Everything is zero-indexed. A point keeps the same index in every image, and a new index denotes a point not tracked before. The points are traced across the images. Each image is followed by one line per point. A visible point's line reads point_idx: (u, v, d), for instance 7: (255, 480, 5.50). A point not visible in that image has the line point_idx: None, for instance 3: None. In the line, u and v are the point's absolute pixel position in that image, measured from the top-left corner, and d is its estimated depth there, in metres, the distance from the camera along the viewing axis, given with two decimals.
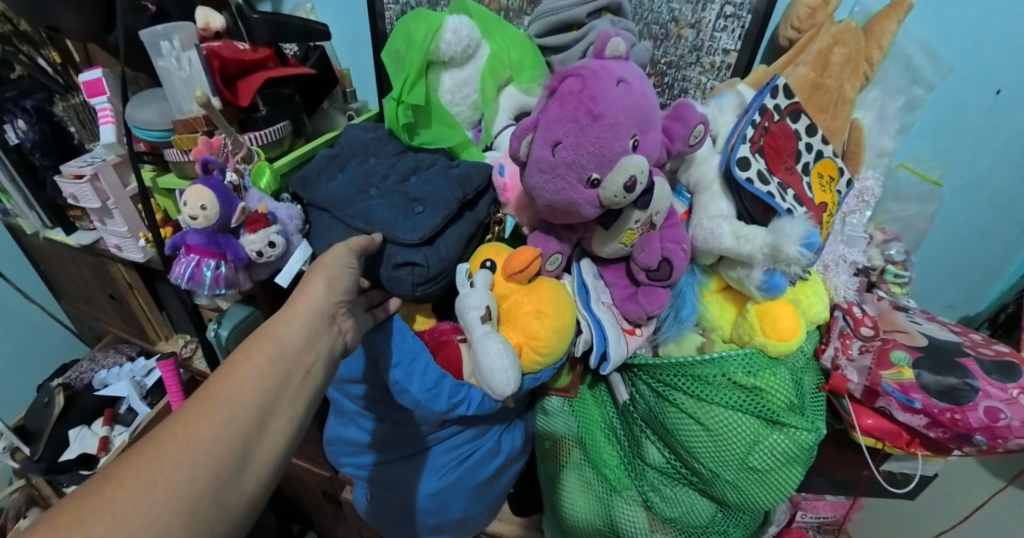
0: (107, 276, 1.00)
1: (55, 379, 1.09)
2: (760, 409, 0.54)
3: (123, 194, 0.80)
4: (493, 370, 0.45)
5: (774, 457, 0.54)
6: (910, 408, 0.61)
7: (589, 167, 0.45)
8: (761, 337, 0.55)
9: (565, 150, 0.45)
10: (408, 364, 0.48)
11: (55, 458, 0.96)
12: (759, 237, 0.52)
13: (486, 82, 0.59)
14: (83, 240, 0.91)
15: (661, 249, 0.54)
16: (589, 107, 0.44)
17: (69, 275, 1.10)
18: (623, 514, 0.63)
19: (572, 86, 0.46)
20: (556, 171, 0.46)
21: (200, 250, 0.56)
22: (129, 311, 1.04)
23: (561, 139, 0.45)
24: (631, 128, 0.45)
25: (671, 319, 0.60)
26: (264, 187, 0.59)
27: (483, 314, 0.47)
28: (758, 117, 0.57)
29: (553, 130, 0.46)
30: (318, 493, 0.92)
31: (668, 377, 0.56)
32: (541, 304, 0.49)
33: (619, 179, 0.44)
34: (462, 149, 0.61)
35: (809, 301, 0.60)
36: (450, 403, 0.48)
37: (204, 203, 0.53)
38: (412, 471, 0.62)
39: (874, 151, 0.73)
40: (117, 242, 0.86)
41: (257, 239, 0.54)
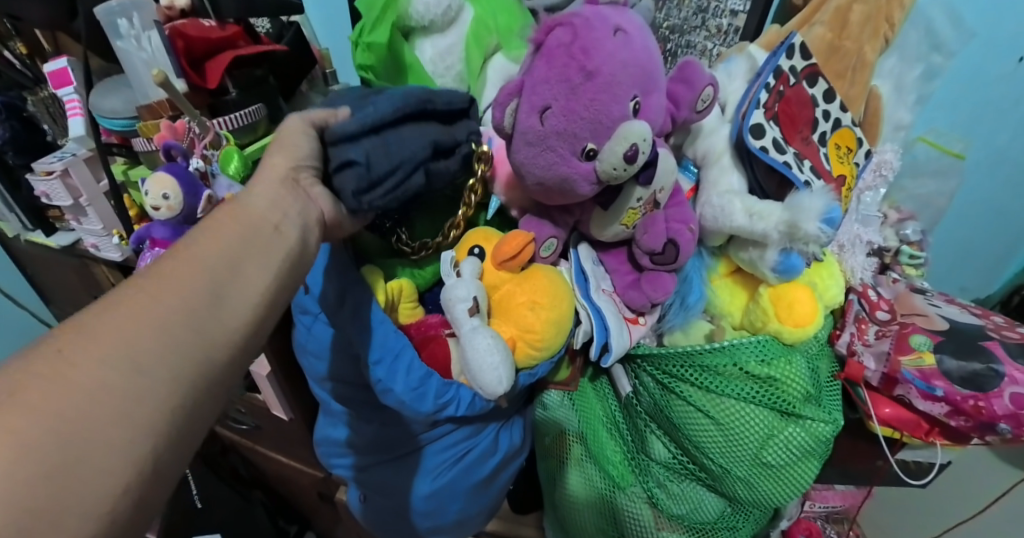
0: (91, 278, 0.95)
1: None
2: (774, 401, 0.50)
3: (97, 191, 0.74)
4: (484, 367, 0.41)
5: (788, 451, 0.51)
6: (931, 396, 0.57)
7: (583, 136, 0.41)
8: (775, 323, 0.51)
9: (554, 116, 0.41)
10: (391, 362, 0.43)
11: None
12: (775, 214, 0.48)
13: (472, 50, 0.55)
14: (64, 241, 0.86)
15: (666, 230, 0.50)
16: (581, 63, 0.40)
17: (55, 278, 1.06)
18: (628, 511, 0.59)
19: (561, 37, 0.42)
20: (546, 143, 0.42)
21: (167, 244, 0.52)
22: None
23: (549, 104, 0.41)
24: (631, 89, 0.41)
25: (677, 306, 0.55)
26: (234, 174, 0.54)
27: (472, 307, 0.43)
28: (772, 81, 0.53)
29: (540, 94, 0.41)
30: (314, 492, 0.88)
31: (675, 368, 0.52)
32: (537, 295, 0.45)
33: (619, 149, 0.41)
34: None
35: (826, 283, 0.56)
36: (437, 404, 0.44)
37: (166, 193, 0.50)
38: (405, 473, 0.59)
39: (891, 122, 0.69)
40: (94, 242, 0.80)
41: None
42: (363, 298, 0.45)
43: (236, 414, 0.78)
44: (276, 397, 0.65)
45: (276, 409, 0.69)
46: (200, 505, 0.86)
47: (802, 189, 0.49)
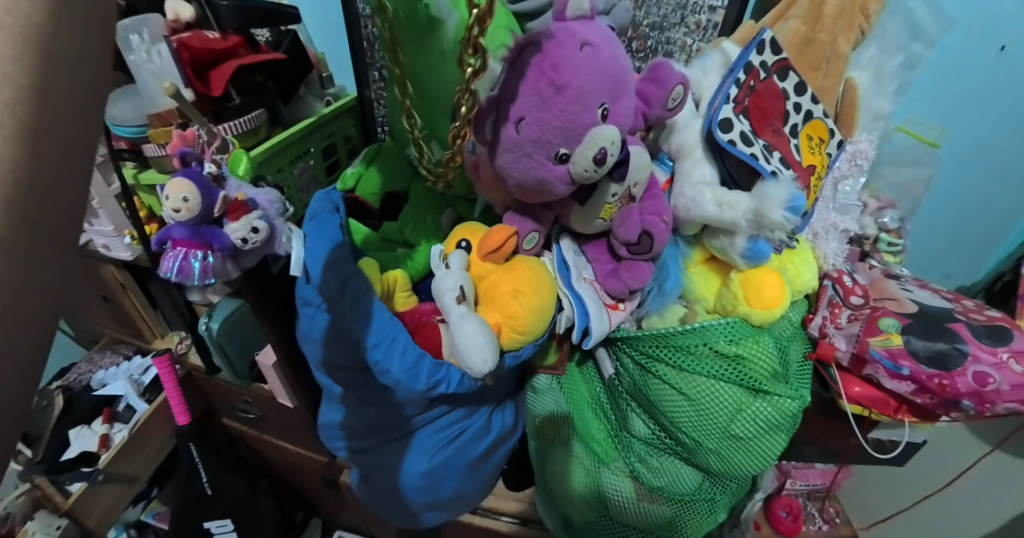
0: (97, 277, 0.90)
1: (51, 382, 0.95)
2: (742, 378, 0.54)
3: (107, 194, 0.77)
4: (470, 349, 0.45)
5: (757, 425, 0.55)
6: (898, 375, 0.61)
7: (556, 143, 0.46)
8: (744, 306, 0.55)
9: (529, 126, 0.46)
10: (387, 345, 0.48)
11: (54, 461, 0.83)
12: (742, 204, 0.52)
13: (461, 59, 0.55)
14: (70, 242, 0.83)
15: (641, 222, 0.54)
16: (551, 77, 0.45)
17: None
18: (612, 485, 0.63)
19: (532, 55, 0.45)
20: (523, 149, 0.47)
21: (185, 242, 0.52)
22: (122, 312, 0.95)
23: (524, 115, 0.46)
24: (600, 97, 0.46)
25: (655, 292, 0.59)
26: (242, 175, 0.58)
27: (459, 296, 0.47)
28: (743, 76, 0.57)
29: (516, 106, 0.46)
30: (316, 479, 0.92)
31: (651, 348, 0.57)
32: (519, 283, 0.50)
33: (589, 153, 0.46)
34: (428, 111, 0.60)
35: (797, 270, 0.60)
36: (430, 382, 0.48)
37: (185, 196, 0.50)
38: (401, 454, 0.63)
39: (865, 113, 0.72)
40: (103, 242, 0.82)
41: (240, 227, 0.52)
42: (362, 289, 0.49)
43: (242, 404, 0.83)
44: (280, 383, 0.70)
45: (282, 397, 0.74)
46: (211, 492, 0.86)
47: (768, 179, 0.53)
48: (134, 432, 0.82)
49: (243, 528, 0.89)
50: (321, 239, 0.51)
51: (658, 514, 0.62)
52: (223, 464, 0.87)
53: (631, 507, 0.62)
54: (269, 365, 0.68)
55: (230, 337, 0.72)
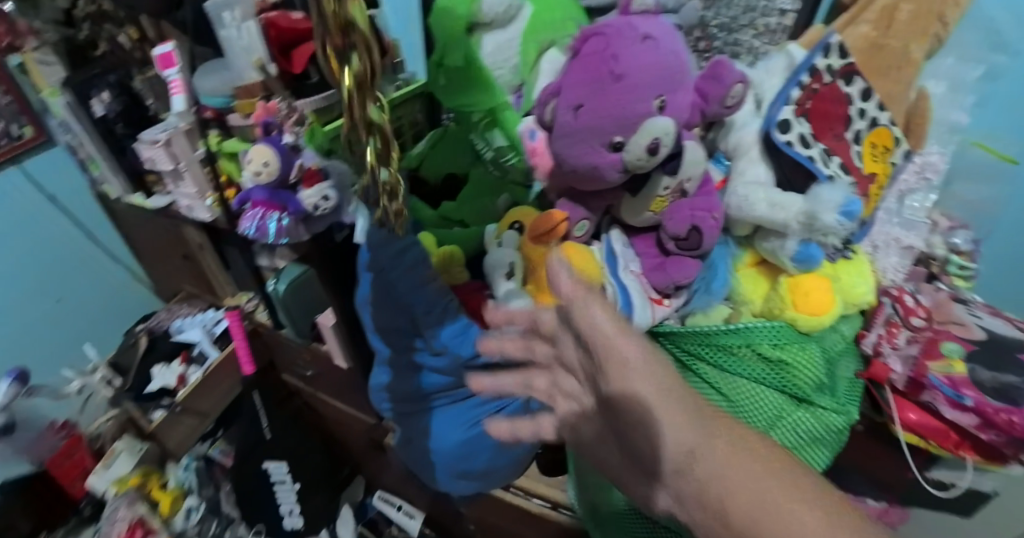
0: (181, 237, 1.00)
1: (137, 324, 1.05)
2: (786, 384, 0.54)
3: (193, 160, 0.81)
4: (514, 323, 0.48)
5: (798, 435, 0.54)
6: (960, 404, 0.56)
7: (610, 131, 0.47)
8: (791, 311, 0.55)
9: (586, 113, 0.47)
10: (439, 312, 0.54)
11: (140, 391, 0.93)
12: (794, 206, 0.51)
13: (528, 46, 0.60)
14: (159, 203, 0.90)
15: (691, 217, 0.55)
16: (611, 67, 0.46)
17: (146, 237, 1.12)
18: None
19: (595, 46, 0.48)
20: (578, 136, 0.49)
21: (264, 202, 0.63)
22: (200, 270, 1.03)
23: (582, 102, 0.48)
24: (655, 90, 0.47)
25: (701, 291, 0.59)
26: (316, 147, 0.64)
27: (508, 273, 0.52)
28: (806, 78, 0.55)
29: (575, 93, 0.48)
30: (361, 440, 0.95)
31: (693, 347, 0.57)
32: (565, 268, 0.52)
33: (642, 143, 0.47)
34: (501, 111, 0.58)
35: (850, 280, 0.57)
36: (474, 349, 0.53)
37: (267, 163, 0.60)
38: (442, 422, 0.66)
39: (937, 126, 0.69)
40: (187, 203, 0.88)
41: (314, 194, 0.61)
42: (418, 259, 0.53)
43: (300, 363, 0.88)
44: (335, 343, 0.76)
45: (336, 358, 0.79)
46: (270, 437, 0.90)
47: (824, 182, 0.52)
48: (206, 375, 0.90)
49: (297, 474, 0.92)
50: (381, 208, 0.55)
51: None
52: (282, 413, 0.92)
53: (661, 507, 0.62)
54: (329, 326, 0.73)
55: (294, 299, 0.79)
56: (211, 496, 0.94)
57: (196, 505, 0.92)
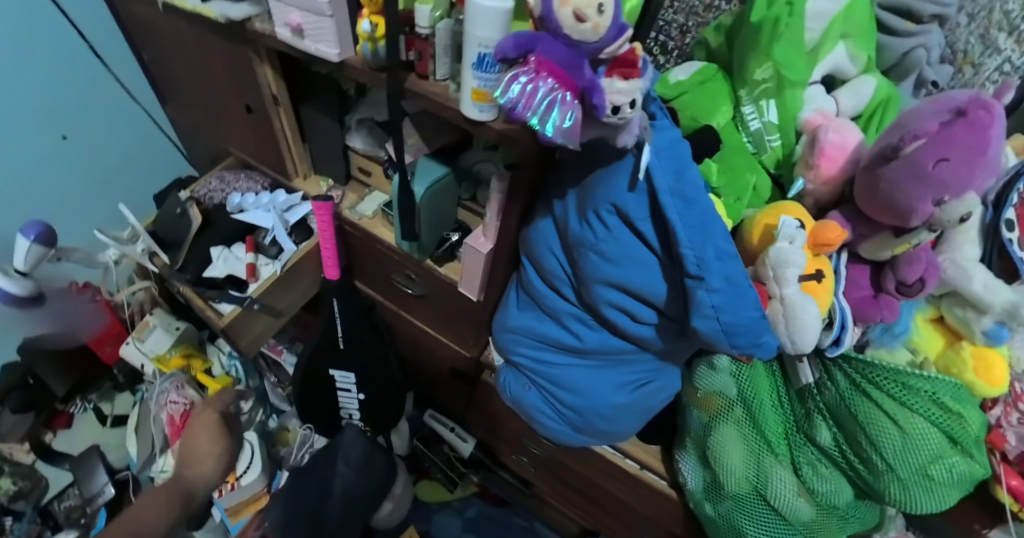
0: (247, 81, 0.76)
1: (182, 190, 0.84)
2: (949, 429, 0.55)
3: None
4: (806, 328, 0.50)
5: (950, 474, 0.55)
6: None
7: (945, 191, 0.47)
8: (971, 375, 0.61)
9: (947, 168, 0.46)
10: (731, 296, 0.47)
11: (199, 275, 0.74)
12: (1005, 294, 0.59)
13: (834, 32, 0.59)
14: (231, 13, 0.64)
15: (924, 269, 0.58)
16: (984, 147, 0.46)
17: (193, 71, 0.85)
18: (776, 476, 0.63)
19: (984, 119, 0.45)
20: (925, 182, 0.47)
21: (556, 71, 0.41)
22: (267, 134, 0.82)
23: (947, 157, 0.46)
24: (983, 174, 0.47)
25: (887, 332, 0.64)
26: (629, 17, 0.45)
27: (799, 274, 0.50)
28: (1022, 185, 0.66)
29: (945, 145, 0.46)
30: (441, 368, 0.86)
31: (878, 377, 0.56)
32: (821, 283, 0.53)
33: (960, 210, 0.49)
34: (789, 85, 0.59)
35: (992, 370, 0.60)
36: (752, 342, 0.50)
37: (602, 5, 0.38)
38: (599, 383, 0.64)
39: None
40: (300, 22, 0.61)
41: (626, 91, 0.40)
42: (712, 236, 0.46)
43: (402, 276, 0.77)
44: (482, 273, 0.66)
45: (468, 288, 0.69)
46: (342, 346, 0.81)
47: None
48: (286, 271, 0.73)
49: (363, 386, 0.84)
50: (679, 155, 0.47)
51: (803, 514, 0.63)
52: (362, 320, 0.81)
53: (790, 502, 0.63)
54: (484, 255, 0.64)
55: (429, 206, 0.67)
56: (257, 387, 0.96)
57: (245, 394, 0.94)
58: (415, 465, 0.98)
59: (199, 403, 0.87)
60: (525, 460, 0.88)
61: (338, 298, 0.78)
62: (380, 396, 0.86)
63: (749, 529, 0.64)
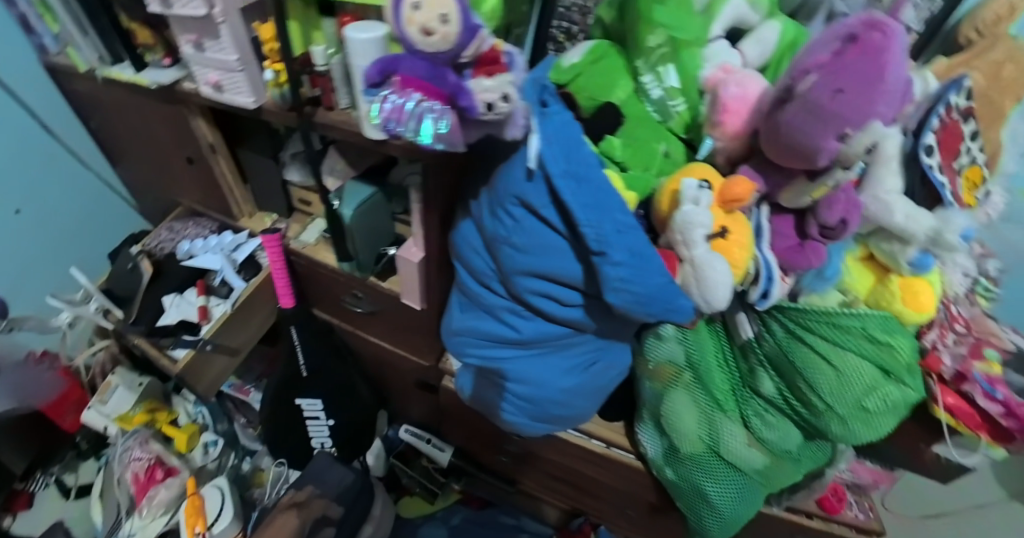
0: (184, 134, 0.80)
1: (132, 245, 0.85)
2: (884, 362, 0.57)
3: (233, 4, 0.59)
4: (717, 285, 0.48)
5: (886, 404, 0.57)
6: (990, 398, 0.59)
7: (847, 124, 0.44)
8: (899, 305, 0.61)
9: (844, 100, 0.42)
10: (639, 267, 0.47)
11: (154, 324, 0.76)
12: (927, 221, 0.58)
13: None
14: (159, 79, 0.70)
15: (844, 209, 0.55)
16: (886, 68, 0.42)
17: (133, 129, 0.87)
18: (726, 431, 0.65)
19: (885, 39, 0.41)
20: (826, 118, 0.43)
21: (422, 86, 0.43)
22: (210, 180, 0.85)
23: (843, 88, 0.42)
24: (894, 98, 0.44)
25: (816, 276, 0.62)
26: (488, 14, 0.46)
27: (707, 233, 0.48)
28: (944, 110, 0.62)
29: (839, 76, 0.42)
30: (406, 380, 0.88)
31: (813, 322, 0.57)
32: (744, 237, 0.51)
33: (864, 142, 0.46)
34: (686, 46, 0.53)
35: (919, 295, 0.60)
36: (666, 308, 0.49)
37: (446, 13, 0.39)
38: (546, 369, 0.65)
39: (1002, 169, 0.72)
40: (217, 78, 0.67)
41: (493, 88, 0.43)
42: (608, 210, 0.46)
43: (350, 297, 0.79)
44: (418, 280, 0.68)
45: (409, 297, 0.71)
46: (305, 374, 0.83)
47: (949, 206, 0.61)
48: (238, 307, 0.75)
49: (332, 409, 0.86)
50: (569, 138, 0.47)
51: (756, 463, 0.65)
52: (320, 344, 0.83)
53: (741, 453, 0.65)
54: (415, 263, 0.66)
55: (361, 225, 0.68)
56: (226, 429, 0.94)
57: (214, 440, 0.90)
58: (394, 483, 0.99)
59: (164, 455, 0.81)
60: (505, 458, 0.89)
61: (297, 325, 0.80)
62: (350, 417, 0.88)
63: (707, 485, 0.67)
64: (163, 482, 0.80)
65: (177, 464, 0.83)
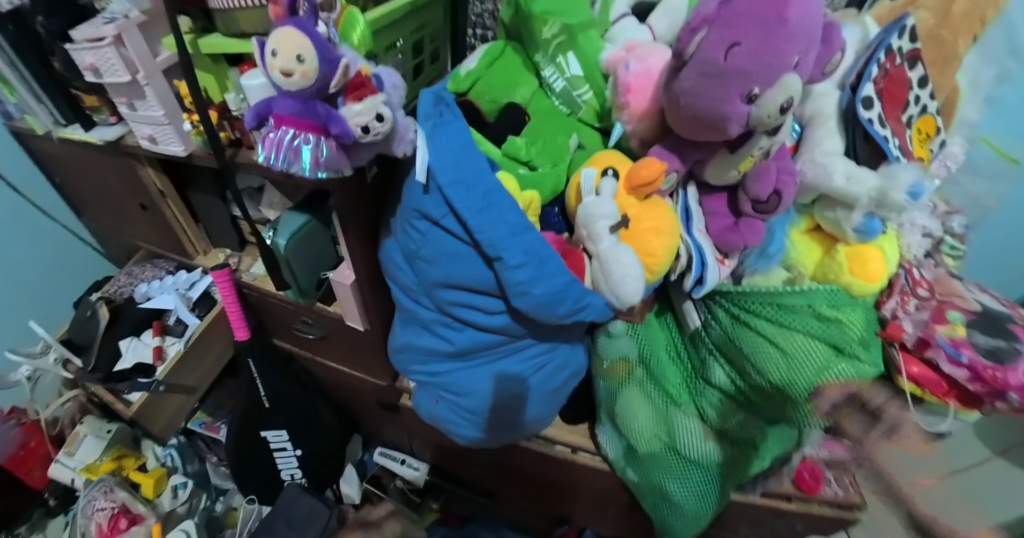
0: (136, 183, 0.80)
1: (94, 292, 0.85)
2: (835, 339, 0.52)
3: (155, 67, 0.63)
4: (625, 281, 0.42)
5: (843, 384, 0.52)
6: (956, 362, 0.57)
7: (754, 80, 0.38)
8: (847, 277, 0.55)
9: (741, 55, 0.37)
10: (535, 267, 0.45)
11: (109, 369, 0.76)
12: (870, 181, 0.53)
13: None
14: (105, 136, 0.72)
15: (776, 180, 0.52)
16: (780, 9, 0.37)
17: (89, 182, 0.88)
18: (682, 425, 0.63)
19: None
20: (721, 79, 0.38)
21: (294, 121, 0.43)
22: (164, 224, 0.85)
23: (740, 41, 0.37)
24: (800, 44, 0.38)
25: (758, 254, 0.59)
26: (356, 43, 0.48)
27: (612, 225, 0.43)
28: (882, 57, 0.55)
29: (734, 27, 0.37)
30: (370, 401, 0.86)
31: (754, 304, 0.56)
32: (660, 222, 0.46)
33: (778, 99, 0.39)
34: (581, 30, 0.51)
35: (868, 263, 0.54)
36: (570, 308, 0.47)
37: (300, 52, 0.40)
38: (490, 378, 0.63)
39: (958, 117, 0.66)
40: (150, 132, 0.69)
41: (364, 111, 0.43)
42: (505, 205, 0.45)
43: (302, 323, 0.78)
44: (354, 303, 0.67)
45: (350, 319, 0.70)
46: (269, 405, 0.82)
47: (894, 162, 0.55)
48: (191, 346, 0.75)
49: (298, 439, 0.85)
50: (458, 146, 0.46)
51: (715, 455, 0.63)
52: (278, 374, 0.82)
53: (697, 447, 0.63)
54: (348, 285, 0.65)
55: (297, 254, 0.67)
56: (196, 470, 0.94)
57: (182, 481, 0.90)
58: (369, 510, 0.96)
59: (129, 502, 0.82)
60: (480, 472, 0.87)
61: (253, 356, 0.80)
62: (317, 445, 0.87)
63: (667, 483, 0.65)
64: (129, 529, 0.81)
65: (143, 511, 0.83)
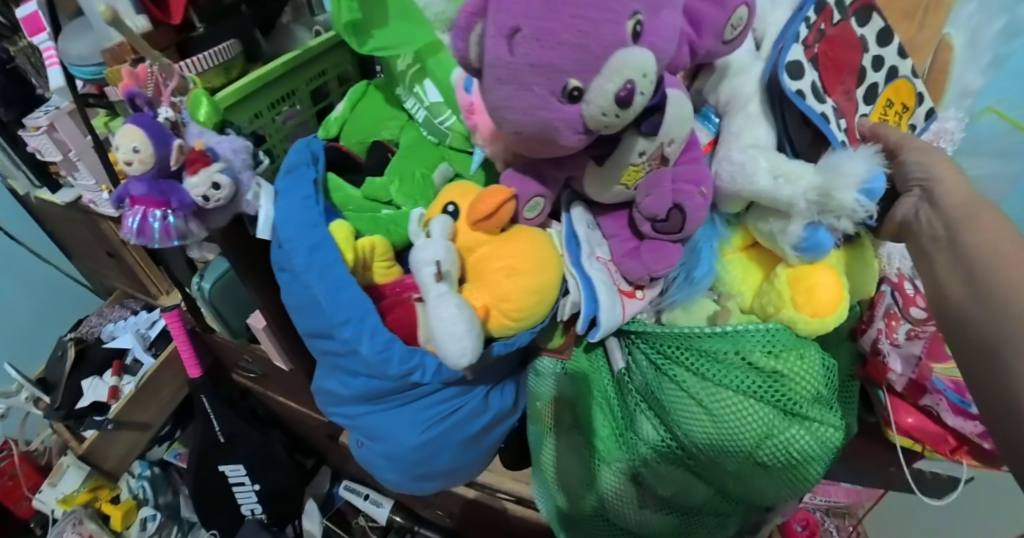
0: (100, 234, 0.85)
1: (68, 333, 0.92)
2: (778, 399, 0.43)
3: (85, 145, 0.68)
4: (444, 336, 0.35)
5: (790, 455, 0.44)
6: (965, 413, 0.43)
7: (566, 69, 0.28)
8: (790, 310, 0.44)
9: (526, 41, 0.28)
10: (357, 323, 0.40)
11: (70, 408, 0.80)
12: (806, 178, 0.39)
13: None
14: (64, 198, 0.77)
15: (672, 193, 0.41)
16: None
17: (69, 232, 0.95)
18: (610, 486, 0.54)
19: None
20: (520, 78, 0.29)
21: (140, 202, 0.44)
22: (127, 267, 0.89)
23: (521, 23, 0.28)
24: (631, 1, 0.28)
25: (682, 280, 0.49)
26: (204, 121, 0.47)
27: (438, 271, 0.37)
28: (813, 13, 0.42)
29: (508, 8, 0.28)
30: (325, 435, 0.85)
31: (669, 348, 0.47)
32: (519, 259, 0.39)
33: (608, 87, 0.28)
34: (430, 53, 0.48)
35: (814, 290, 0.42)
36: (403, 369, 0.39)
37: (136, 145, 0.42)
38: (396, 425, 0.58)
39: (951, 85, 0.52)
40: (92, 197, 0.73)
41: (199, 183, 0.42)
42: (331, 256, 0.41)
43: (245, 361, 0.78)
44: (271, 345, 0.67)
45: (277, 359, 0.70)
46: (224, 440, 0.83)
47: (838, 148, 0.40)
48: (141, 385, 0.78)
49: (256, 473, 0.86)
50: (303, 192, 0.44)
51: (654, 519, 0.54)
52: (230, 411, 0.83)
53: (632, 511, 0.54)
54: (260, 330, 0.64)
55: (223, 298, 0.67)
56: (167, 502, 1.06)
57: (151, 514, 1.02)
58: None
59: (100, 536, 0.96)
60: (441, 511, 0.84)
61: (206, 393, 0.81)
62: (275, 480, 0.87)
63: None
64: None
65: None
